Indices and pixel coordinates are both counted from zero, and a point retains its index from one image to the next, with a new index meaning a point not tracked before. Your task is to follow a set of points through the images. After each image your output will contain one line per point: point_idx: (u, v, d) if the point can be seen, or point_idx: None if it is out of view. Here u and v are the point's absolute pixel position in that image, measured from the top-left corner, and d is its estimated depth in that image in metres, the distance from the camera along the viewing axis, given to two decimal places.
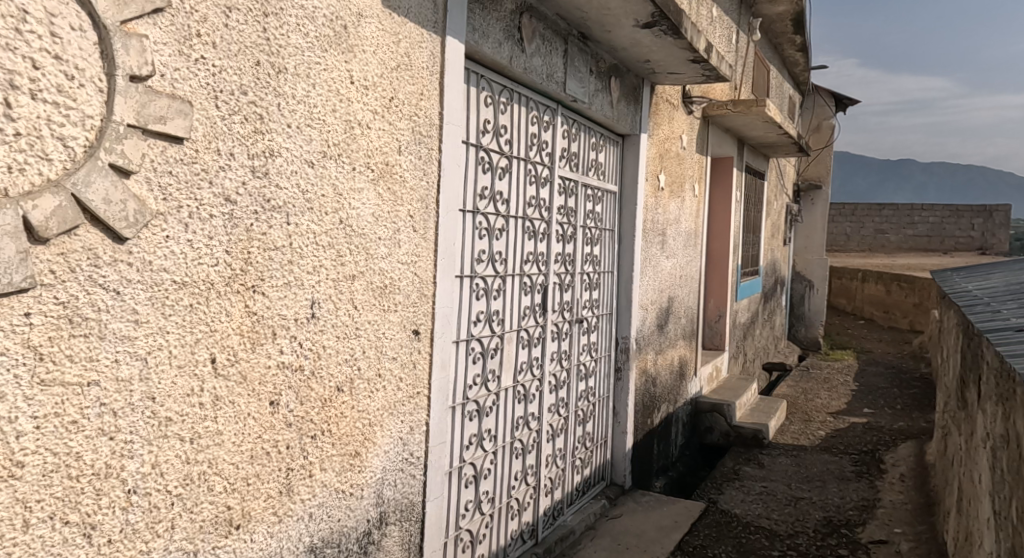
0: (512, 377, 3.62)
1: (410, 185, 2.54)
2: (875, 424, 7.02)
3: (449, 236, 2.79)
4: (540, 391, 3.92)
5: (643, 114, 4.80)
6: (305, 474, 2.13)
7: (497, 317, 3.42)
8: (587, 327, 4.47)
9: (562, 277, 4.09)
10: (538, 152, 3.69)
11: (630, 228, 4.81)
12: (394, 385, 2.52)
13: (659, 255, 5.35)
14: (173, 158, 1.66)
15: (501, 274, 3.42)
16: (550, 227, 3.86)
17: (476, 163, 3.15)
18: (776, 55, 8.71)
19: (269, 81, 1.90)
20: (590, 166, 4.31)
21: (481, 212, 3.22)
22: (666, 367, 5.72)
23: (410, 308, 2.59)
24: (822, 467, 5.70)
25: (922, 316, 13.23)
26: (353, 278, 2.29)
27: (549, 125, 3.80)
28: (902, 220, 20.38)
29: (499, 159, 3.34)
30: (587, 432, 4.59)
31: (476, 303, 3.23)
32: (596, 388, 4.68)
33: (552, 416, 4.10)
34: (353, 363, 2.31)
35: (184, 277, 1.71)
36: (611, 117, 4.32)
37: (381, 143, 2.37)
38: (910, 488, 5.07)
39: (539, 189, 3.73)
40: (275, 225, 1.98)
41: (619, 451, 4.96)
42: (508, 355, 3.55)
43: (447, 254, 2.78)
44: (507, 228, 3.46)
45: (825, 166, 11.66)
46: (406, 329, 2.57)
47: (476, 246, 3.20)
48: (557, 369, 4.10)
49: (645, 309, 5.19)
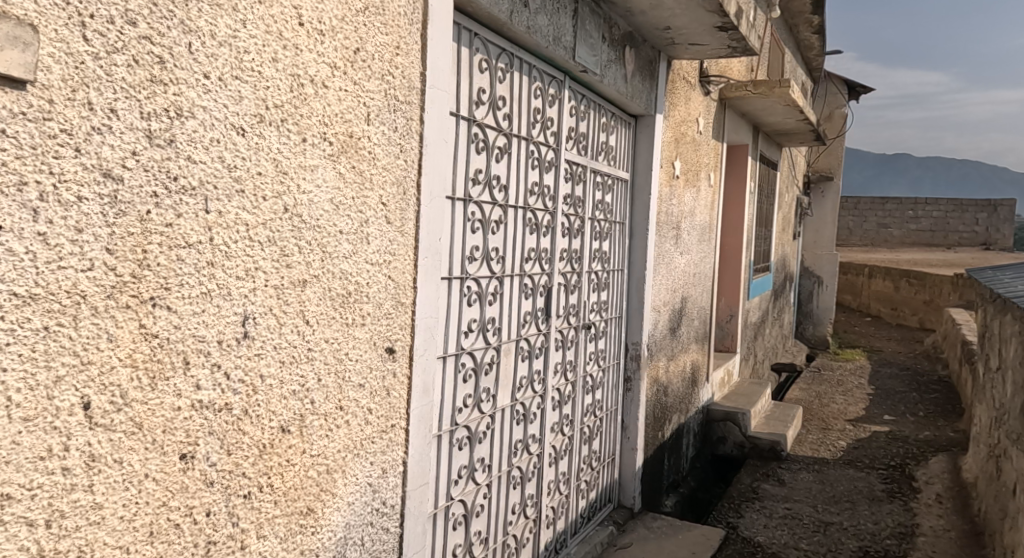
0: (511, 395, 3.09)
1: (382, 164, 2.00)
2: (898, 432, 6.50)
3: (434, 229, 2.24)
4: (541, 409, 3.38)
5: (659, 92, 4.25)
6: (235, 546, 1.61)
7: (492, 326, 2.89)
8: (595, 333, 3.94)
9: (568, 276, 3.56)
10: (541, 132, 3.15)
11: (642, 221, 4.28)
12: (361, 418, 2.00)
13: (673, 251, 4.82)
14: (10, 110, 1.15)
15: (497, 274, 2.89)
16: (554, 220, 3.33)
17: (469, 140, 2.60)
18: (792, 37, 8.15)
19: (174, 9, 1.36)
20: (600, 149, 3.78)
21: (474, 200, 2.68)
22: (678, 374, 5.20)
23: (382, 320, 2.05)
24: (849, 485, 5.18)
25: (935, 315, 12.72)
26: (303, 284, 1.75)
27: (555, 98, 3.26)
28: (905, 214, 19.85)
29: (496, 137, 2.80)
30: (593, 451, 4.07)
31: (468, 310, 2.70)
32: (604, 401, 4.16)
33: (555, 436, 3.57)
34: (304, 395, 1.78)
35: (31, 288, 1.19)
36: (625, 94, 3.77)
37: (341, 107, 1.82)
38: (951, 512, 4.55)
39: (543, 175, 3.19)
40: (187, 213, 1.43)
41: (629, 469, 4.44)
42: (506, 370, 3.03)
43: (432, 251, 2.24)
44: (505, 221, 2.92)
45: (838, 157, 11.29)
46: (378, 347, 2.04)
47: (469, 241, 2.66)
48: (560, 383, 3.57)
49: (658, 311, 4.66)
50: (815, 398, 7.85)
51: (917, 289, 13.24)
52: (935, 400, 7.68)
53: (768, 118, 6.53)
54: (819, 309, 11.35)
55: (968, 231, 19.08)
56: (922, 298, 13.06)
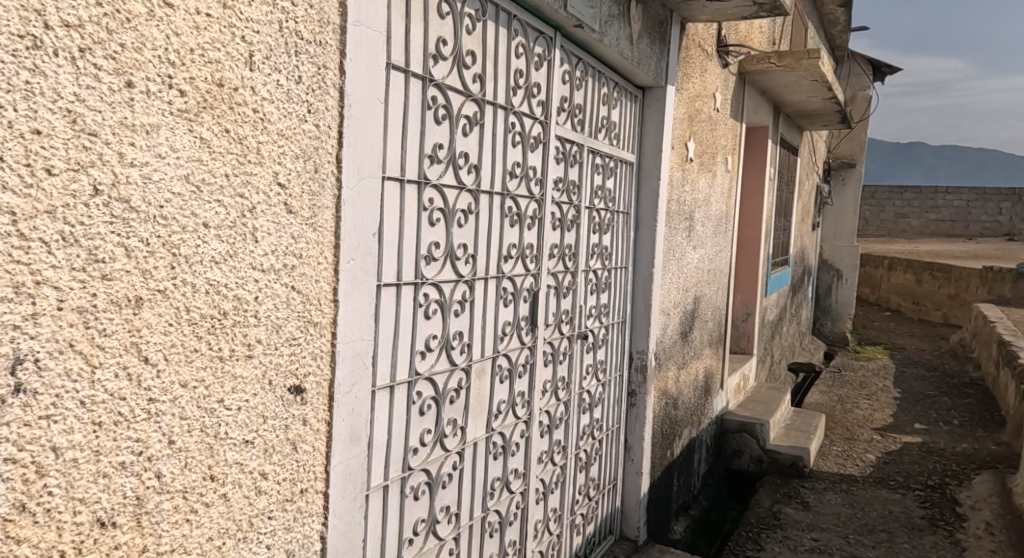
0: (486, 425, 2.52)
1: (277, 130, 1.41)
2: (932, 443, 5.86)
3: (363, 221, 1.67)
4: (525, 439, 2.81)
5: (671, 60, 3.63)
6: None
7: (460, 342, 2.31)
8: (592, 343, 3.35)
9: (561, 277, 2.97)
10: (525, 100, 2.55)
11: (651, 211, 3.68)
12: (249, 487, 1.42)
13: (685, 245, 4.21)
14: None
15: (468, 277, 2.31)
16: (542, 210, 2.73)
17: (423, 106, 2.02)
18: (815, 11, 7.48)
19: None
20: (599, 126, 3.19)
21: (432, 184, 2.09)
22: (690, 384, 4.61)
23: (280, 348, 1.47)
24: (884, 509, 4.52)
25: (961, 310, 12.01)
26: (137, 304, 1.17)
27: (544, 60, 2.66)
28: (926, 203, 19.09)
29: (462, 104, 2.21)
30: (591, 478, 3.50)
31: (425, 325, 2.12)
32: (604, 420, 3.58)
33: (544, 466, 3.00)
34: (142, 469, 1.20)
35: None
36: (630, 59, 3.17)
37: (200, 39, 1.23)
38: (1007, 547, 3.93)
39: (527, 154, 2.59)
40: None
41: (633, 496, 3.87)
42: (480, 396, 2.45)
43: (360, 252, 1.67)
44: (477, 211, 2.33)
45: (860, 142, 10.61)
46: (275, 385, 1.46)
47: (425, 236, 2.08)
48: (549, 404, 3.00)
49: (667, 314, 4.07)
50: (838, 403, 7.24)
51: (942, 283, 12.53)
52: (971, 406, 7.02)
53: (791, 96, 5.89)
54: (838, 304, 10.70)
55: (990, 221, 18.30)
56: (947, 292, 12.36)
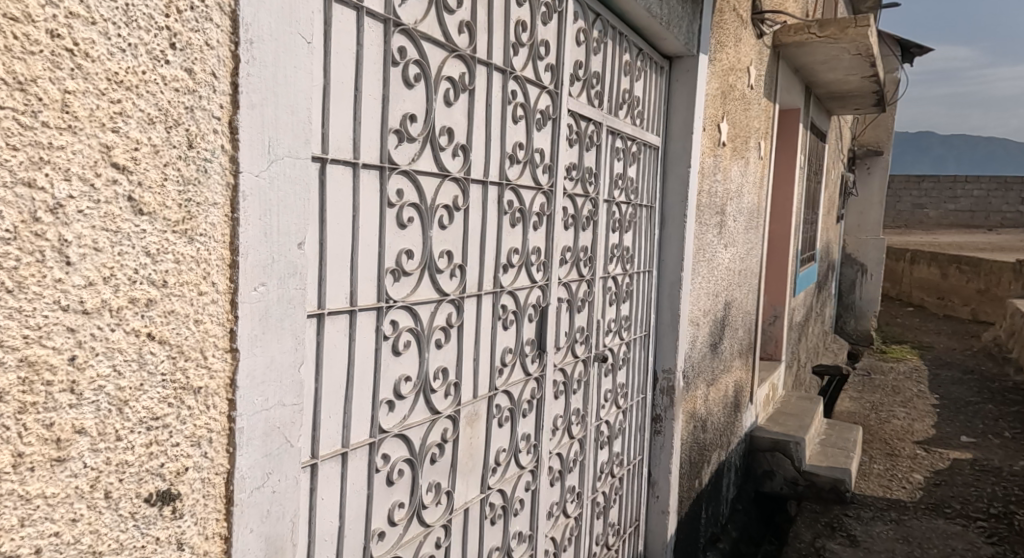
0: (480, 484, 1.94)
1: (106, 73, 0.83)
2: (985, 461, 5.27)
3: (282, 224, 1.09)
4: (531, 492, 2.23)
5: (704, 24, 3.03)
6: None
7: (444, 380, 1.73)
8: (612, 365, 2.77)
9: (574, 288, 2.39)
10: (529, 62, 1.96)
11: (679, 204, 3.08)
12: None
13: (716, 243, 3.63)
14: None
15: (455, 295, 1.73)
16: (552, 205, 2.14)
17: (385, 61, 1.44)
18: None
19: None
20: (621, 101, 2.60)
21: (401, 169, 1.51)
22: (719, 401, 4.03)
23: (128, 438, 0.89)
24: (945, 546, 3.94)
25: (990, 306, 11.36)
26: None
27: (555, 11, 2.07)
28: (944, 194, 18.45)
29: (443, 61, 1.62)
30: (610, 524, 2.93)
31: (392, 365, 1.54)
32: (624, 454, 3.01)
33: (554, 520, 2.42)
34: None
35: None
36: (659, 18, 2.58)
37: None
38: None
39: (532, 132, 2.00)
40: None
41: (658, 539, 3.29)
42: (471, 449, 1.88)
43: (277, 273, 1.08)
44: (467, 205, 1.75)
45: (887, 129, 9.97)
46: (117, 499, 0.89)
47: (391, 243, 1.50)
48: (561, 445, 2.42)
49: (696, 325, 3.49)
50: (871, 411, 6.64)
51: (970, 277, 11.85)
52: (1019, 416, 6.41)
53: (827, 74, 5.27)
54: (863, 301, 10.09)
55: (1012, 211, 17.61)
56: (975, 287, 11.67)
